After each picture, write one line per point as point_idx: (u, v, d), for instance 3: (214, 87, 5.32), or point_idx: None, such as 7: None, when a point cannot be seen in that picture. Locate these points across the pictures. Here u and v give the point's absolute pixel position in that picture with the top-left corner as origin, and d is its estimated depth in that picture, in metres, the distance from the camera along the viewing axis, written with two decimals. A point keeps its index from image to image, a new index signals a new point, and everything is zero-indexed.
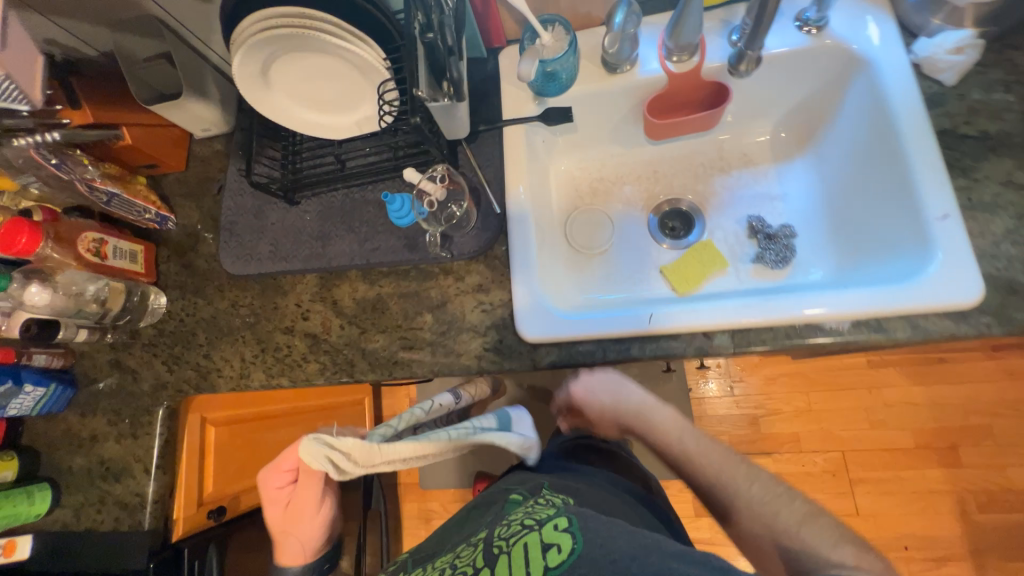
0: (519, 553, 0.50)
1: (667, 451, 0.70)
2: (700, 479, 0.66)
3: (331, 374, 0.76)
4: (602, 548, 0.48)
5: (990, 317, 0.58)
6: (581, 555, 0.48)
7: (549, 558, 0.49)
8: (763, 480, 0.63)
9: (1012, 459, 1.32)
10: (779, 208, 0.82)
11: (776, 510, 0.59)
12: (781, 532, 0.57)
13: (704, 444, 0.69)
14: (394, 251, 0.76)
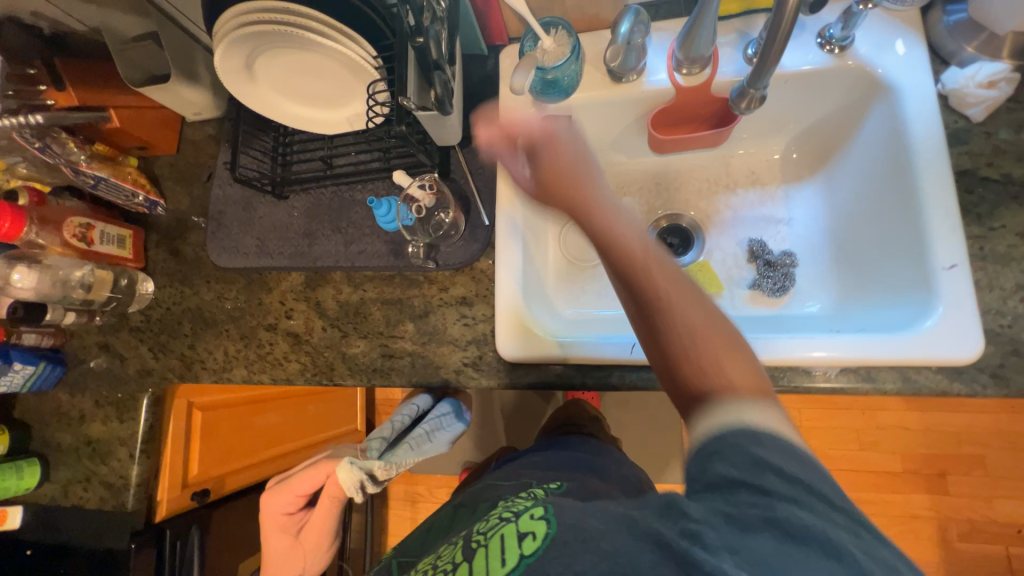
0: (496, 543, 0.45)
1: (623, 274, 0.47)
2: (652, 318, 0.46)
3: (311, 376, 0.76)
4: (574, 530, 0.40)
5: (987, 376, 0.55)
6: (552, 538, 0.40)
7: (522, 548, 0.42)
8: (727, 332, 0.44)
9: (1001, 491, 1.30)
10: (784, 233, 0.77)
11: (720, 366, 0.43)
12: (715, 353, 0.43)
13: (674, 280, 0.46)
14: (379, 256, 0.75)
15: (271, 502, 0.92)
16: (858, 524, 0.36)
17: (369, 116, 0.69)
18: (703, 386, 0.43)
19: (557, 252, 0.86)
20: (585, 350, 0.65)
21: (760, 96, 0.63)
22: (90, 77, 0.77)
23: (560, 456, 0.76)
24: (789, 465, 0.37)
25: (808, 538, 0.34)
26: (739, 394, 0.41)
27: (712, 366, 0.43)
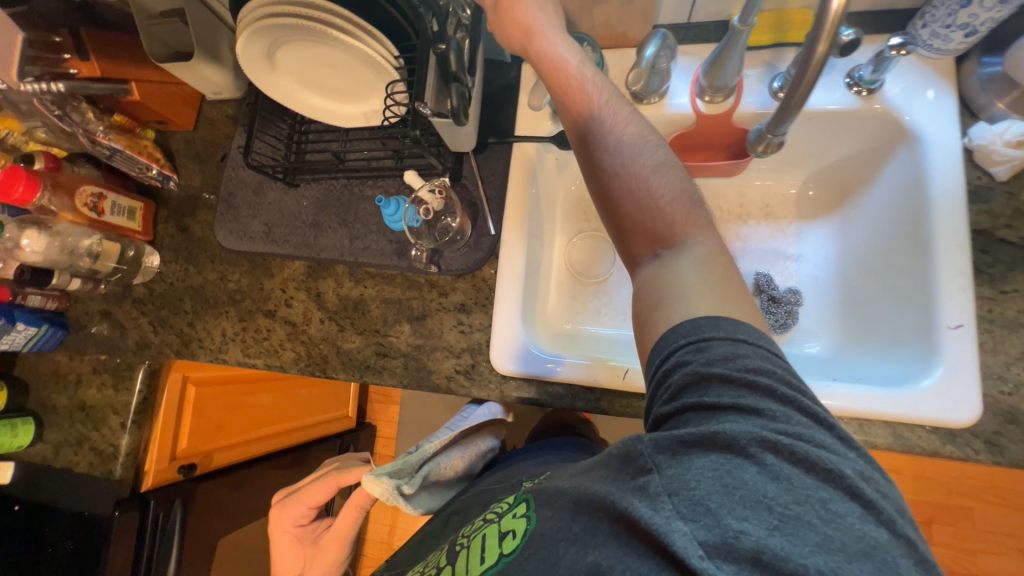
0: (478, 543, 0.52)
1: (588, 131, 0.54)
2: (608, 171, 0.53)
3: (304, 366, 0.76)
4: (551, 526, 0.43)
5: (981, 442, 0.55)
6: (532, 533, 0.45)
7: (505, 545, 0.47)
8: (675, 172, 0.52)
9: (985, 545, 1.29)
10: (792, 270, 0.76)
11: (661, 214, 0.50)
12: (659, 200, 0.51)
13: (632, 134, 0.53)
14: (383, 255, 0.75)
15: (283, 512, 0.90)
16: (792, 416, 0.39)
17: (386, 115, 0.68)
18: (647, 230, 0.51)
19: (563, 266, 0.86)
20: (581, 372, 0.65)
21: (779, 142, 0.60)
22: (114, 48, 0.77)
23: (550, 461, 0.79)
24: (726, 372, 0.40)
25: (738, 447, 0.37)
26: (674, 236, 0.49)
27: (655, 206, 0.50)
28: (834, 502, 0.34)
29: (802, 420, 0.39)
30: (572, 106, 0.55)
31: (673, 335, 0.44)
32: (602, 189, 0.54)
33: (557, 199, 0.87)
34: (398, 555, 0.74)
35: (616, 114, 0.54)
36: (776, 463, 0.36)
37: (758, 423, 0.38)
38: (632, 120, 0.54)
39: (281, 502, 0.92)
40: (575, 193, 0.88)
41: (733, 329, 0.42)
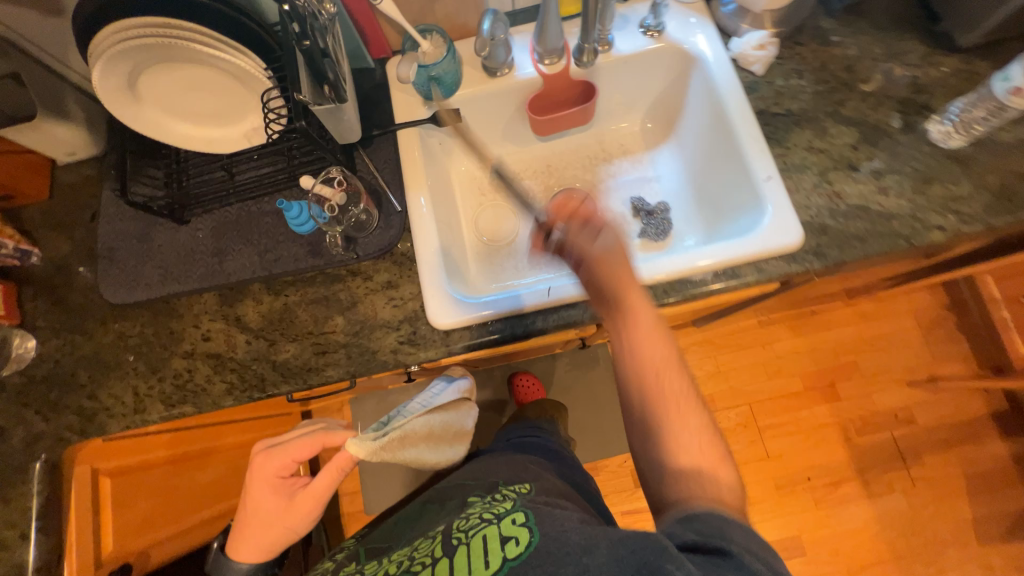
0: (478, 544, 0.57)
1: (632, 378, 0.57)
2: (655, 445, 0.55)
3: (240, 393, 0.72)
4: (556, 542, 0.53)
5: (811, 255, 0.71)
6: (536, 545, 0.53)
7: (509, 551, 0.54)
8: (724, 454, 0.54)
9: (877, 387, 1.56)
10: (655, 188, 0.95)
11: (705, 472, 0.52)
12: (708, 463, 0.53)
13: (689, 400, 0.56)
14: (298, 259, 0.76)
15: (265, 464, 0.81)
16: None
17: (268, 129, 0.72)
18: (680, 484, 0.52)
19: (475, 235, 0.95)
20: (510, 301, 0.72)
21: (594, 50, 0.81)
22: None
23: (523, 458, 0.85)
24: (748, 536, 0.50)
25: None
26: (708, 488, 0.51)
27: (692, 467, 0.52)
28: None
29: None
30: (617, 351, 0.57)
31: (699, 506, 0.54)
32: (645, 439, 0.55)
33: (452, 182, 0.97)
34: (376, 544, 0.75)
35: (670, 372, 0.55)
36: None
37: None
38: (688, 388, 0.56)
39: (264, 452, 0.83)
40: (467, 173, 0.99)
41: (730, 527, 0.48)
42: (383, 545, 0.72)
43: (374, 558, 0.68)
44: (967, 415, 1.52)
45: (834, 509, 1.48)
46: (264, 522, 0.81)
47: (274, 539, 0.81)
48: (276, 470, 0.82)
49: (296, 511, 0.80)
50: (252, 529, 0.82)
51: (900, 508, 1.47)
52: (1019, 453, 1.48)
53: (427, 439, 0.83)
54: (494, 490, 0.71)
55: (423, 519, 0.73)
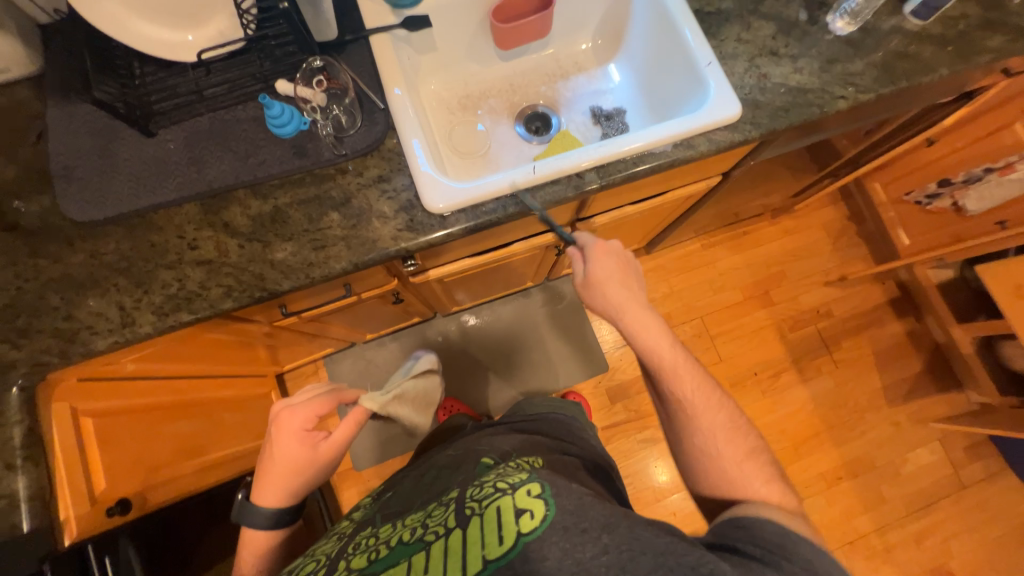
0: (492, 516, 0.51)
1: (655, 371, 0.72)
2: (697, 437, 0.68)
3: (239, 294, 0.72)
4: (573, 515, 0.50)
5: (749, 124, 0.84)
6: (553, 521, 0.50)
7: (522, 525, 0.50)
8: (760, 461, 0.65)
9: (801, 289, 1.82)
10: (609, 99, 1.06)
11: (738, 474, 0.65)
12: (721, 440, 0.67)
13: (717, 420, 0.68)
14: (283, 162, 0.76)
15: (290, 417, 0.79)
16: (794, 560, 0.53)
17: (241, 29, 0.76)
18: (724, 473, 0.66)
19: (451, 150, 1.00)
20: (497, 181, 0.78)
21: None
22: None
23: (506, 431, 0.95)
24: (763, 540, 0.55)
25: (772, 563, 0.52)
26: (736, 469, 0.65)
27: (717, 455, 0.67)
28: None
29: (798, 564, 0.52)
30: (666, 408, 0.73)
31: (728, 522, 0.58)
32: (669, 410, 0.72)
33: (422, 101, 1.00)
34: (382, 514, 0.73)
35: (691, 388, 0.70)
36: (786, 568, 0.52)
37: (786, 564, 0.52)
38: (717, 398, 0.70)
39: (287, 409, 0.80)
40: (435, 93, 1.03)
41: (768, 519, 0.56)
42: (392, 516, 0.68)
43: (385, 527, 0.63)
44: (871, 304, 1.82)
45: (777, 395, 1.71)
46: (288, 473, 0.78)
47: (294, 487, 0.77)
48: (300, 420, 0.79)
49: (326, 460, 0.79)
50: (276, 482, 0.78)
51: (828, 387, 1.73)
52: (911, 330, 1.79)
53: (414, 402, 1.06)
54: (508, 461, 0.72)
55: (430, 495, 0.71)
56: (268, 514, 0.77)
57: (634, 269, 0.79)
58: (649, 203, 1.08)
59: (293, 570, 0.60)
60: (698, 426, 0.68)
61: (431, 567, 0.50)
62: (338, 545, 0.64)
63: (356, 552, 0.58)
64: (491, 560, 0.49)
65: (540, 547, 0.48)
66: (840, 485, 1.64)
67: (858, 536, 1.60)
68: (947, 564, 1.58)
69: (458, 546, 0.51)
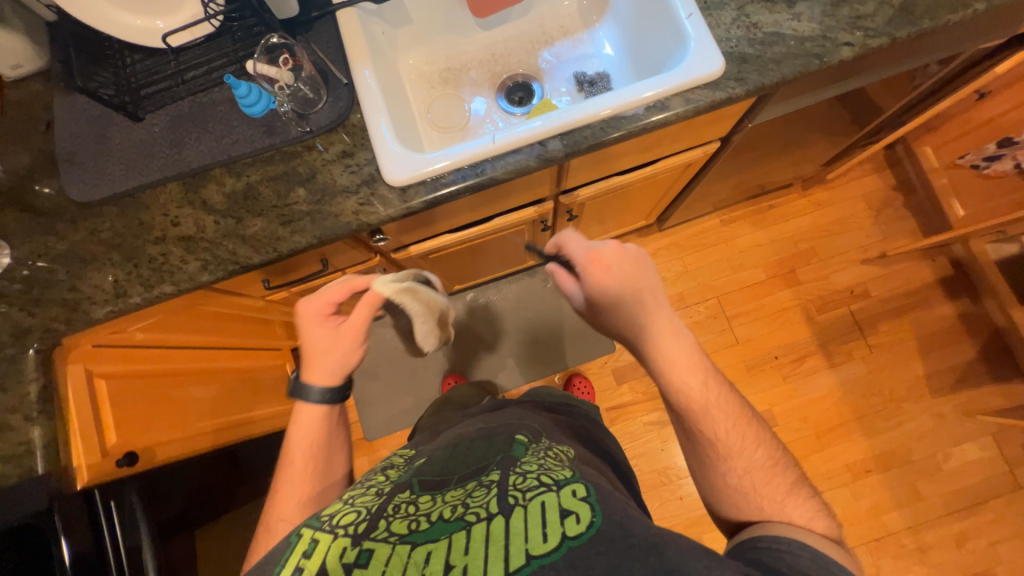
0: (536, 510, 0.51)
1: (684, 409, 0.69)
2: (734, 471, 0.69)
3: (215, 268, 0.77)
4: (622, 527, 0.49)
5: (733, 81, 0.76)
6: (600, 529, 0.49)
7: (567, 527, 0.49)
8: (796, 497, 0.67)
9: (833, 267, 1.67)
10: (596, 64, 1.01)
11: (776, 505, 0.67)
12: (759, 476, 0.68)
13: (754, 454, 0.69)
14: (254, 141, 0.80)
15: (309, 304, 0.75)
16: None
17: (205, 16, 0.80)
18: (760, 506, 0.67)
19: (429, 125, 0.99)
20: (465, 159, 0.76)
21: None
22: None
23: (522, 412, 0.91)
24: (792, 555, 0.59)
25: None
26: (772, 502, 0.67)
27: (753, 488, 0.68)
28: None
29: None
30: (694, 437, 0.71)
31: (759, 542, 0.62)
32: (701, 443, 0.70)
33: (401, 76, 1.00)
34: (418, 466, 0.68)
35: (727, 428, 0.69)
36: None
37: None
38: (750, 433, 0.70)
39: (307, 298, 0.75)
40: (416, 67, 1.02)
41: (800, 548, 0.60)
42: (430, 476, 0.64)
43: (425, 494, 0.59)
44: (917, 283, 1.63)
45: (800, 381, 1.60)
46: (316, 356, 0.73)
47: (327, 372, 0.72)
48: (317, 300, 0.74)
49: (351, 338, 0.73)
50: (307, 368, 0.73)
51: (860, 373, 1.59)
52: (965, 312, 1.60)
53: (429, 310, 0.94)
54: (543, 446, 0.70)
55: (468, 462, 0.66)
56: (309, 397, 0.72)
57: (654, 289, 0.72)
58: (637, 174, 1.02)
59: (331, 513, 0.56)
60: (731, 463, 0.69)
61: (472, 548, 0.48)
62: (376, 496, 0.60)
63: (397, 515, 0.55)
64: (535, 555, 0.46)
65: (585, 555, 0.46)
66: (869, 478, 1.52)
67: (887, 533, 1.48)
68: (993, 570, 1.44)
69: (499, 533, 0.49)
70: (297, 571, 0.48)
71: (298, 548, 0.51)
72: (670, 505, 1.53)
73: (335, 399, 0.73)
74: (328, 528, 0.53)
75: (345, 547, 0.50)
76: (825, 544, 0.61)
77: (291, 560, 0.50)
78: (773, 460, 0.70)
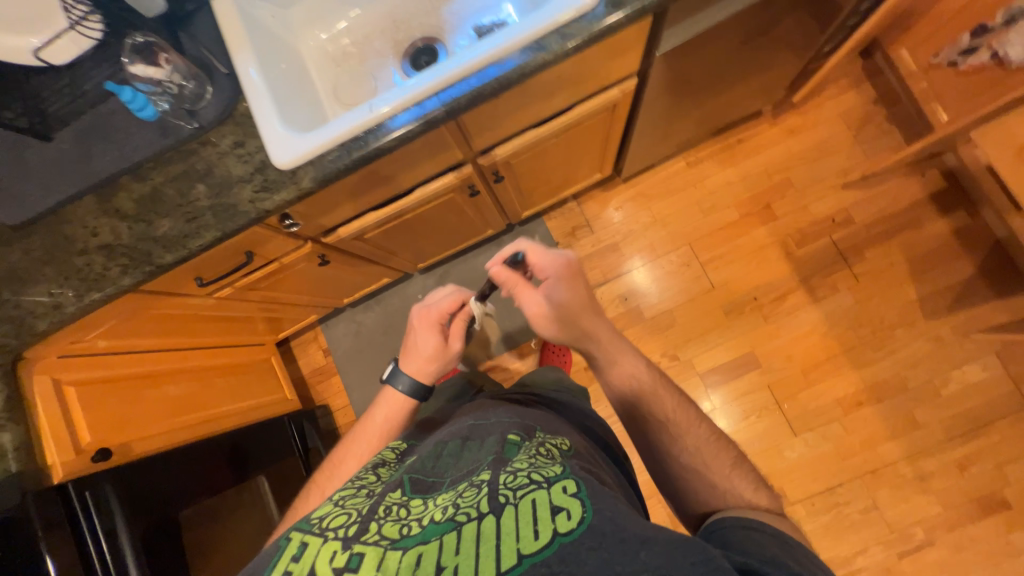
0: (527, 508, 0.48)
1: (632, 392, 0.74)
2: (684, 457, 0.68)
3: (134, 271, 0.81)
4: (613, 523, 0.46)
5: (612, 7, 0.72)
6: (591, 526, 0.45)
7: (558, 524, 0.46)
8: (745, 473, 0.66)
9: (812, 195, 1.58)
10: (497, 15, 0.97)
11: (725, 483, 0.65)
12: (706, 455, 0.68)
13: (699, 435, 0.70)
14: (153, 144, 0.83)
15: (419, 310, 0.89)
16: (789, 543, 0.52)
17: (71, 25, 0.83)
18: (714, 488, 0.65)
19: (335, 102, 0.98)
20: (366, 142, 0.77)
21: None
22: None
23: (487, 403, 0.89)
24: (759, 527, 0.55)
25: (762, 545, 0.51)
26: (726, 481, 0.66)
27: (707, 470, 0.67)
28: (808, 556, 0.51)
29: (789, 545, 0.52)
30: (643, 424, 0.73)
31: (725, 520, 0.58)
32: (648, 430, 0.72)
33: (301, 57, 0.98)
34: (409, 464, 0.66)
35: (671, 407, 0.73)
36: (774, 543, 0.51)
37: (777, 540, 0.52)
38: (694, 412, 0.73)
39: (423, 306, 0.88)
40: (318, 46, 1.01)
41: (765, 524, 0.55)
42: (421, 475, 0.62)
43: (416, 497, 0.57)
44: (904, 202, 1.53)
45: (783, 319, 1.54)
46: (421, 355, 0.87)
47: (426, 372, 0.86)
48: (434, 307, 0.87)
49: (453, 348, 0.88)
50: (410, 361, 0.87)
51: (847, 305, 1.51)
52: (960, 226, 1.49)
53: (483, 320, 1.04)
54: (536, 441, 0.65)
55: (459, 459, 0.64)
56: (404, 387, 0.85)
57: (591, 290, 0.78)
58: (555, 124, 0.99)
59: (322, 516, 0.55)
60: (681, 441, 0.70)
61: (463, 548, 0.46)
62: (367, 498, 0.58)
63: (387, 518, 0.53)
64: (526, 554, 0.44)
65: (576, 551, 0.44)
66: (861, 410, 1.46)
67: (882, 463, 1.42)
68: (1001, 491, 1.36)
69: (490, 532, 0.47)
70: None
71: (286, 552, 0.50)
72: None
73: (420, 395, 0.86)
74: (318, 531, 0.52)
75: (335, 550, 0.49)
76: (778, 519, 0.59)
77: (279, 565, 0.49)
78: (720, 439, 0.70)
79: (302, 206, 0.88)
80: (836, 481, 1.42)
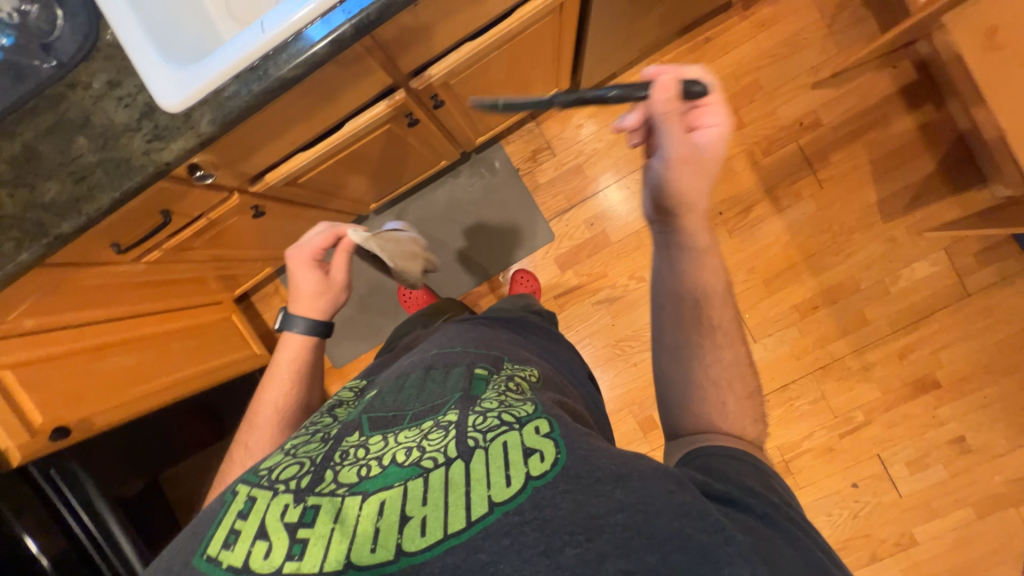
0: (498, 451, 0.49)
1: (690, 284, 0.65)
2: (711, 374, 0.62)
3: (28, 244, 0.70)
4: (585, 462, 0.47)
5: None
6: (565, 466, 0.46)
7: (533, 467, 0.47)
8: (755, 404, 0.61)
9: (781, 98, 1.50)
10: None
11: (733, 409, 0.60)
12: (734, 381, 0.62)
13: (735, 355, 0.63)
14: (12, 94, 0.70)
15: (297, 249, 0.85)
16: (765, 474, 0.53)
17: None
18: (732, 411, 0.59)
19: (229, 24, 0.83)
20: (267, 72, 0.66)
21: None
22: None
23: (450, 328, 0.87)
24: (744, 461, 0.54)
25: (744, 478, 0.51)
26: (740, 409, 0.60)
27: (730, 392, 0.61)
28: (775, 483, 0.53)
29: (764, 476, 0.53)
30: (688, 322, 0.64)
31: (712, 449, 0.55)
32: (686, 332, 0.64)
33: None
34: (367, 402, 0.65)
35: (726, 317, 0.65)
36: (752, 471, 0.53)
37: (754, 470, 0.53)
38: (739, 331, 0.65)
39: (296, 247, 0.85)
40: None
41: (748, 457, 0.54)
42: (380, 413, 0.61)
43: (375, 434, 0.56)
44: (872, 99, 1.47)
45: (747, 233, 1.53)
46: (305, 296, 0.83)
47: (314, 310, 0.83)
48: (307, 246, 0.84)
49: (337, 282, 0.85)
50: (297, 303, 0.83)
51: (810, 213, 1.51)
52: (926, 121, 1.46)
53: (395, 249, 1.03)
54: (504, 375, 0.66)
55: (421, 392, 0.64)
56: (294, 327, 0.82)
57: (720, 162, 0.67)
58: (493, 34, 0.87)
59: (271, 467, 0.54)
60: (719, 354, 0.63)
61: (432, 498, 0.47)
62: (322, 443, 0.57)
63: (343, 463, 0.53)
64: (498, 502, 0.45)
65: (552, 495, 0.45)
66: (817, 313, 1.53)
67: (832, 359, 1.53)
68: (934, 374, 1.50)
69: (459, 479, 0.47)
70: (234, 534, 0.48)
71: (233, 508, 0.50)
72: (624, 373, 1.54)
73: (318, 332, 0.82)
74: (266, 484, 0.52)
75: (287, 505, 0.49)
76: (761, 457, 0.56)
77: (227, 521, 0.49)
78: (750, 367, 0.64)
79: (208, 152, 0.77)
80: (788, 380, 1.53)
